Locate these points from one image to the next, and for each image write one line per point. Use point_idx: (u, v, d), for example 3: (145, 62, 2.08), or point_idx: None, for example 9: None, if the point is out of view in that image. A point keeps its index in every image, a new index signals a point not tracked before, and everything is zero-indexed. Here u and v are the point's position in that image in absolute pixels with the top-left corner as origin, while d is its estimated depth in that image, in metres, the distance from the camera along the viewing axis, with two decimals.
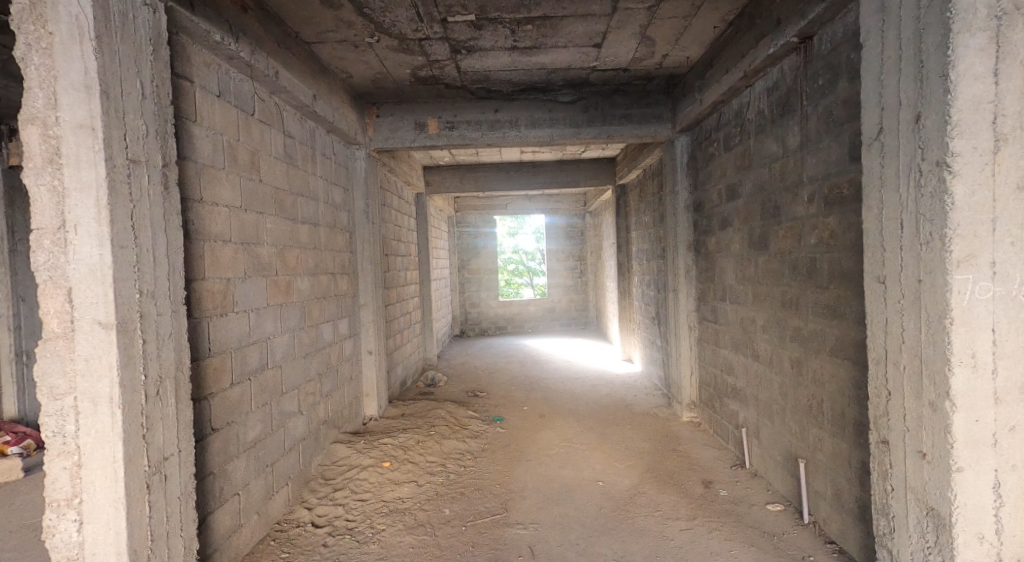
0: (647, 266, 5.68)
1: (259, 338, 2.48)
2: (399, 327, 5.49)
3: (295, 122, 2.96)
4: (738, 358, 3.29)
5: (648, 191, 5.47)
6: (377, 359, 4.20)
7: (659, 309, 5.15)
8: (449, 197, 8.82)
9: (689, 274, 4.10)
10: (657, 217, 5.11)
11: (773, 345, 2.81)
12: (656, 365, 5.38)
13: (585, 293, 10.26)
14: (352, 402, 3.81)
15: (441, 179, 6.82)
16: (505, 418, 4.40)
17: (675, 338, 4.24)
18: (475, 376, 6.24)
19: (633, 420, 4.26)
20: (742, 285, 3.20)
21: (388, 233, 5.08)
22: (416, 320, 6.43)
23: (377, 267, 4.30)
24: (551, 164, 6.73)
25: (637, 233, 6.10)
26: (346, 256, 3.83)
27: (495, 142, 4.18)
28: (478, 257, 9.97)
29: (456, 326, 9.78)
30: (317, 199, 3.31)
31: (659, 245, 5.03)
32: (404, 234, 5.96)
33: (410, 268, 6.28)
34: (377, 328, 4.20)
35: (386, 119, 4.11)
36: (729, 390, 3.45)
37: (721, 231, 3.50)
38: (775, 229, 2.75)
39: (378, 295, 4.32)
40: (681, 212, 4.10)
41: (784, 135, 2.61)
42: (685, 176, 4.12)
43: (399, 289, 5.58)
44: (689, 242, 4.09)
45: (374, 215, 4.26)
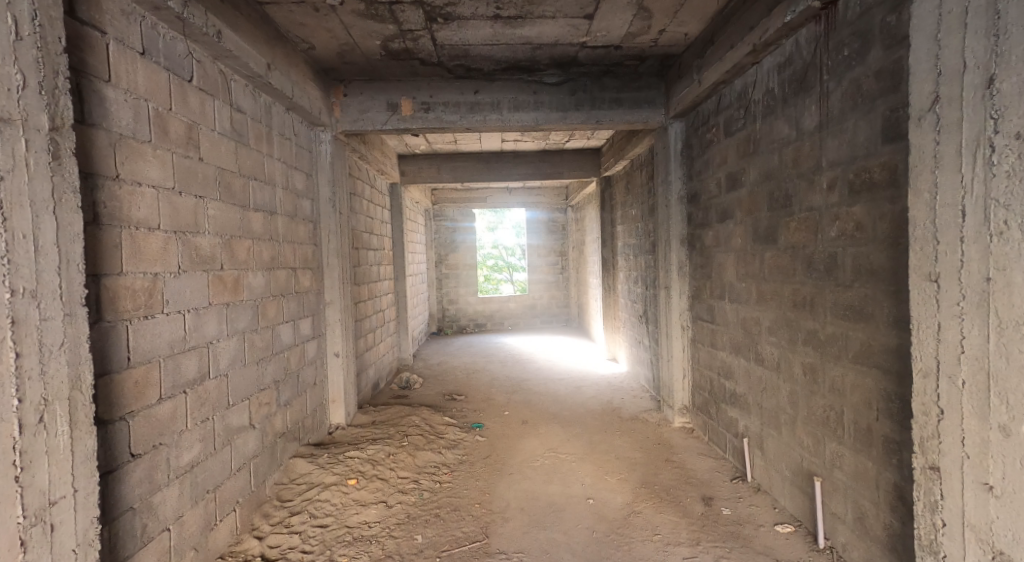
0: (634, 262, 5.41)
1: (198, 343, 2.13)
2: (370, 326, 5.13)
3: (245, 95, 2.60)
4: (738, 361, 3.03)
5: (636, 182, 5.20)
6: (345, 362, 3.85)
7: (647, 308, 4.88)
8: (426, 188, 8.47)
9: (682, 270, 3.83)
10: (646, 210, 4.83)
11: (781, 349, 2.55)
12: (644, 366, 5.12)
13: (566, 289, 9.99)
14: (315, 410, 3.46)
15: (417, 168, 6.46)
16: (485, 425, 4.08)
17: (666, 338, 3.98)
18: (453, 378, 5.91)
19: (621, 426, 3.99)
20: (743, 283, 2.93)
21: (358, 225, 4.73)
22: (390, 318, 6.08)
23: (345, 262, 3.95)
24: (534, 154, 6.42)
25: (624, 227, 5.83)
26: (309, 249, 3.47)
27: (475, 127, 3.86)
28: (456, 252, 9.63)
29: (432, 324, 9.42)
30: (274, 185, 2.95)
31: (649, 240, 4.77)
32: (377, 227, 5.59)
33: (384, 263, 5.92)
34: (345, 328, 3.85)
35: (355, 99, 3.75)
36: (727, 396, 3.19)
37: (720, 224, 3.23)
38: (785, 221, 2.48)
39: (347, 292, 3.97)
40: (674, 204, 3.83)
41: (798, 114, 2.34)
42: (678, 165, 3.85)
43: (370, 285, 5.22)
44: (682, 236, 3.83)
45: (341, 205, 3.91)
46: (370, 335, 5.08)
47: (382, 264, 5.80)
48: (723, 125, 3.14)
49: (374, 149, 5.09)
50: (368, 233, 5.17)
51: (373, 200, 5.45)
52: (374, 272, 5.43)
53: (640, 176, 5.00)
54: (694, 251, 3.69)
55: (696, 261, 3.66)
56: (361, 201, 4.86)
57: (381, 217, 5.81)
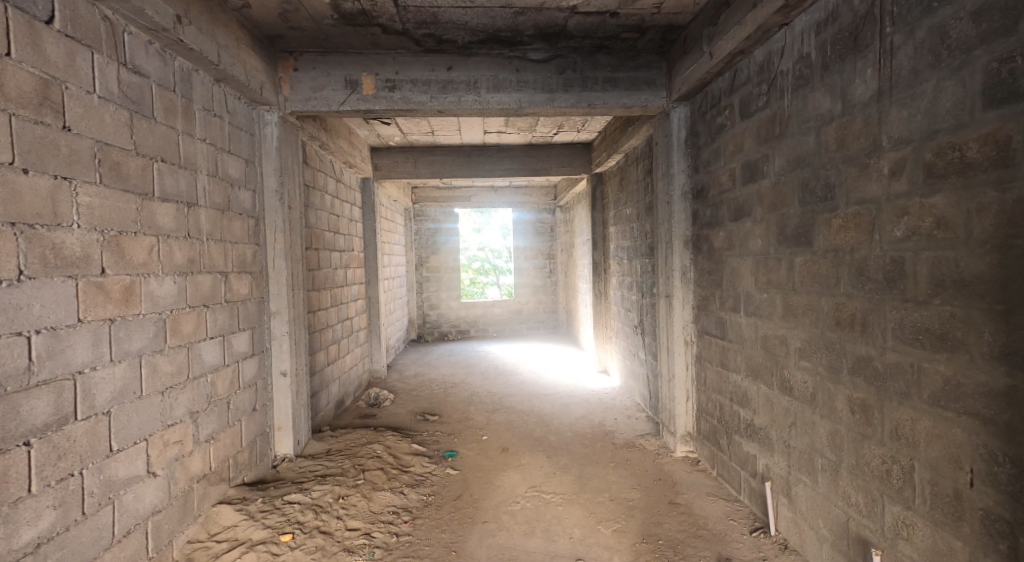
0: (629, 266, 4.91)
1: (57, 374, 1.71)
2: (332, 336, 4.59)
3: (148, 55, 2.08)
4: (754, 386, 2.54)
5: (631, 177, 4.71)
6: (296, 380, 3.32)
7: (644, 319, 4.39)
8: (404, 184, 7.93)
9: (686, 277, 3.33)
10: (642, 208, 4.34)
11: (816, 377, 2.06)
12: (639, 381, 4.62)
13: (554, 294, 9.49)
14: (252, 441, 2.93)
15: (391, 162, 5.93)
16: (459, 454, 3.55)
17: (666, 354, 3.48)
18: (429, 392, 5.38)
19: (615, 455, 3.48)
20: (763, 295, 2.44)
21: (317, 224, 4.19)
22: (360, 326, 5.54)
23: (296, 265, 3.43)
24: (519, 148, 5.91)
25: (617, 228, 5.33)
26: (246, 249, 2.94)
27: (448, 110, 3.34)
28: (438, 254, 9.10)
29: (412, 330, 8.87)
30: (195, 171, 2.43)
31: (645, 242, 4.28)
32: (343, 225, 5.04)
33: (353, 266, 5.38)
34: (294, 342, 3.32)
35: (307, 74, 3.22)
36: (740, 427, 2.71)
37: (732, 223, 2.74)
38: (823, 219, 1.99)
39: (298, 300, 3.44)
40: (676, 200, 3.33)
41: (847, 82, 1.85)
42: (682, 156, 3.34)
43: (333, 291, 4.68)
44: (686, 238, 3.33)
45: (293, 200, 3.38)
46: (331, 346, 4.53)
47: (349, 267, 5.26)
48: (737, 107, 2.65)
49: (339, 138, 4.56)
50: (330, 232, 4.63)
51: (339, 195, 4.91)
52: (339, 276, 4.89)
53: (636, 170, 4.51)
54: (700, 254, 3.19)
55: (703, 267, 3.17)
56: (320, 195, 4.32)
57: (349, 215, 5.27)
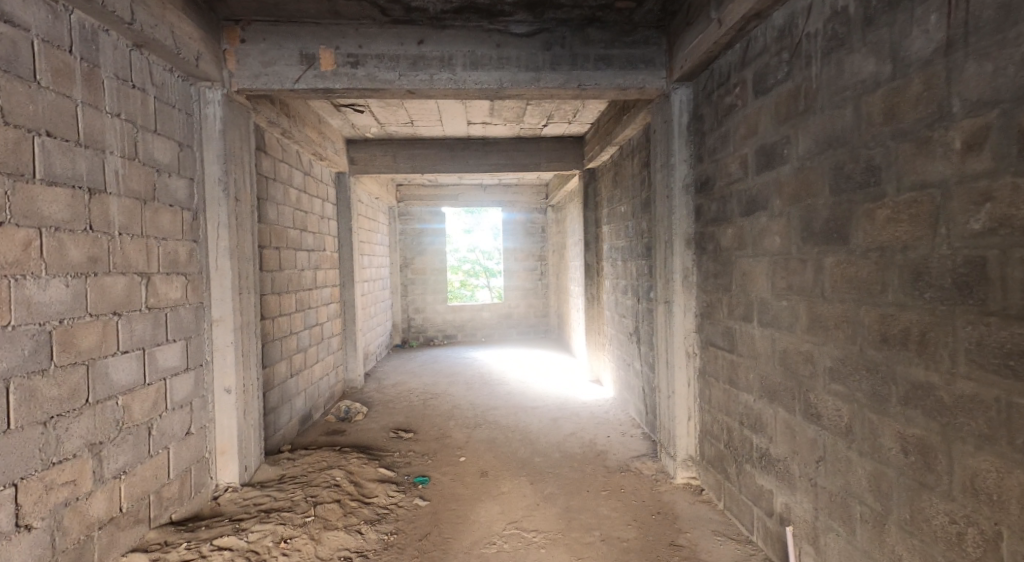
0: (624, 270, 4.52)
1: None
2: (296, 344, 4.18)
3: (27, 4, 1.80)
4: (770, 410, 2.16)
5: (626, 172, 4.32)
6: (242, 397, 2.92)
7: (640, 328, 4.01)
8: (387, 181, 7.54)
9: (687, 280, 2.95)
10: (639, 205, 3.96)
11: (852, 405, 1.68)
12: (635, 395, 4.22)
13: (546, 298, 9.09)
14: (184, 470, 2.53)
15: (369, 155, 5.53)
16: (431, 480, 3.15)
17: (664, 367, 3.09)
18: (406, 405, 4.97)
19: (607, 480, 3.09)
20: (782, 303, 2.06)
21: (274, 221, 3.78)
22: (332, 332, 5.13)
23: (247, 266, 3.02)
24: (506, 142, 5.54)
25: (610, 227, 4.95)
26: (179, 247, 2.54)
27: (420, 90, 2.94)
28: (424, 255, 8.69)
29: (396, 335, 8.46)
30: (101, 152, 2.05)
31: (642, 242, 3.90)
32: (312, 223, 4.63)
33: (325, 267, 4.98)
34: (241, 354, 2.91)
35: (256, 46, 2.81)
36: (750, 456, 2.33)
37: (743, 218, 2.35)
38: (864, 210, 1.61)
39: (250, 306, 3.04)
40: (677, 194, 2.94)
41: (907, 36, 1.47)
42: (684, 144, 2.94)
43: (299, 294, 4.27)
44: (688, 236, 2.94)
45: (242, 192, 2.98)
46: (294, 354, 4.12)
47: (320, 268, 4.85)
48: (750, 82, 2.27)
49: (305, 126, 4.16)
50: (296, 230, 4.23)
51: (307, 190, 4.51)
52: (307, 277, 4.49)
53: (631, 164, 4.13)
54: (705, 255, 2.80)
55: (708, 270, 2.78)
56: (280, 188, 3.92)
57: (320, 212, 4.86)
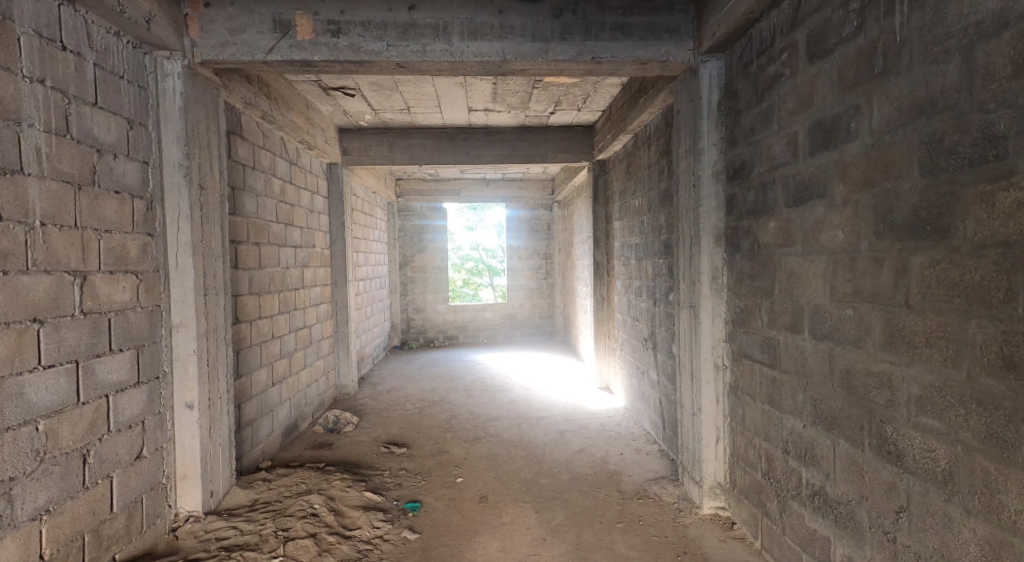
0: (638, 269, 4.15)
1: None
2: (279, 349, 3.83)
3: None
4: (825, 440, 1.80)
5: (641, 162, 3.96)
6: (207, 412, 2.57)
7: (656, 334, 3.65)
8: (386, 173, 7.18)
9: (716, 282, 2.58)
10: (656, 197, 3.59)
11: (957, 449, 1.35)
12: (650, 407, 3.86)
13: (551, 298, 8.71)
14: (133, 501, 2.18)
15: (363, 145, 5.18)
16: (423, 505, 2.80)
17: (688, 381, 2.72)
18: (401, 414, 4.62)
19: (623, 510, 2.72)
20: (844, 312, 1.69)
21: (253, 214, 3.43)
22: (322, 335, 4.78)
23: (216, 265, 2.67)
24: (510, 131, 5.18)
25: (622, 224, 4.58)
26: (128, 242, 2.19)
27: (411, 63, 2.58)
28: (424, 253, 8.33)
29: (394, 336, 8.10)
30: (14, 123, 1.77)
31: (660, 239, 3.53)
32: (299, 217, 4.28)
33: (314, 265, 4.63)
34: (206, 363, 2.56)
35: (223, 12, 2.45)
36: (796, 492, 1.97)
37: (790, 209, 1.98)
38: (978, 191, 1.30)
39: (219, 309, 2.69)
40: (705, 182, 2.56)
41: None
42: (714, 125, 2.55)
43: (283, 294, 3.92)
44: (717, 231, 2.57)
45: (209, 180, 2.62)
46: (276, 360, 3.77)
47: (309, 266, 4.50)
48: (802, 45, 1.89)
49: (290, 110, 3.81)
50: (280, 224, 3.88)
51: (292, 180, 4.16)
52: (294, 276, 4.14)
53: (648, 153, 3.76)
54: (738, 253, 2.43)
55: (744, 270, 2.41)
56: (261, 178, 3.57)
57: (308, 205, 4.51)
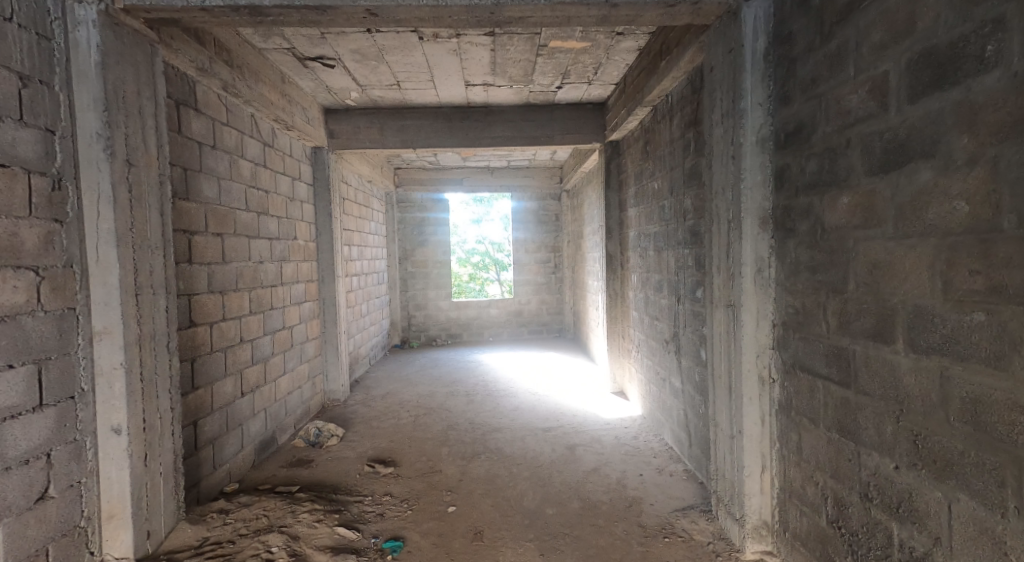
0: (657, 261, 3.67)
1: None
2: (251, 354, 3.39)
3: None
4: (937, 494, 1.36)
5: (661, 138, 3.47)
6: (143, 437, 2.13)
7: (683, 336, 3.17)
8: (382, 160, 6.72)
9: (762, 276, 2.09)
10: (680, 177, 3.11)
11: None
12: (673, 419, 3.38)
13: (560, 293, 8.23)
14: (32, 552, 1.83)
15: (352, 128, 4.73)
16: (404, 545, 2.37)
17: (726, 397, 2.24)
18: (394, 425, 4.17)
19: (647, 553, 2.25)
20: (975, 319, 1.28)
21: (213, 199, 2.99)
22: (306, 337, 4.34)
23: (155, 259, 2.22)
24: (513, 110, 4.72)
25: (639, 211, 4.09)
26: (20, 231, 1.82)
27: (384, 9, 2.11)
28: (424, 246, 7.87)
29: (394, 334, 7.65)
30: None
31: (686, 225, 3.05)
32: (277, 205, 3.84)
33: (296, 259, 4.18)
34: (140, 378, 2.12)
35: None
36: (884, 554, 1.51)
37: (877, 178, 1.49)
38: None
39: (160, 312, 2.24)
40: (747, 152, 2.07)
41: None
42: (758, 80, 2.05)
43: (256, 292, 3.48)
44: (763, 212, 2.08)
45: (143, 154, 2.17)
46: (247, 367, 3.33)
47: (289, 260, 4.06)
48: None
49: (259, 82, 3.36)
50: (251, 213, 3.44)
51: (267, 164, 3.71)
52: (270, 272, 3.70)
53: (670, 127, 3.27)
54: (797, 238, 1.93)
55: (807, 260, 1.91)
56: (225, 159, 3.12)
57: (288, 193, 4.07)
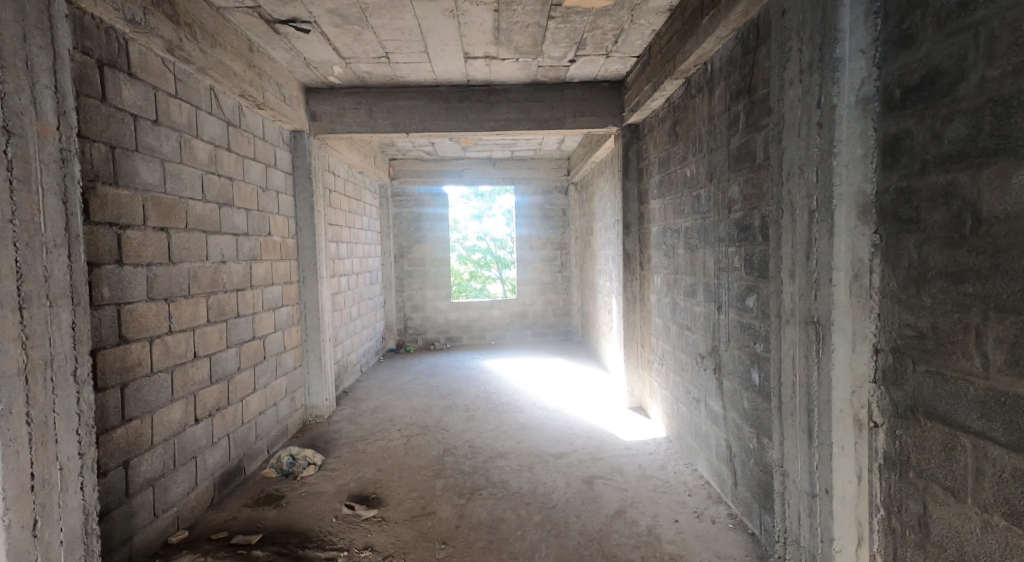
0: (689, 261, 3.13)
1: None
2: (210, 371, 2.86)
3: None
4: None
5: (697, 115, 2.92)
6: (31, 500, 1.63)
7: (728, 353, 2.62)
8: (374, 150, 6.18)
9: (860, 284, 1.54)
10: (725, 160, 2.57)
11: None
12: (710, 449, 2.85)
13: (567, 294, 7.67)
14: None
15: (337, 109, 4.20)
16: None
17: (806, 444, 1.71)
18: (383, 448, 3.64)
19: None
20: None
21: (156, 187, 2.46)
22: (283, 347, 3.81)
23: (52, 261, 1.70)
24: (519, 89, 4.18)
25: (665, 203, 3.55)
26: None
27: None
28: (422, 243, 7.33)
29: (390, 339, 7.13)
30: None
31: (734, 218, 2.50)
32: (245, 196, 3.31)
33: (270, 258, 3.65)
34: (24, 421, 1.61)
35: None
36: None
37: None
38: None
39: (62, 329, 1.74)
40: (842, 116, 1.53)
41: None
42: (858, 16, 1.51)
43: (217, 298, 2.96)
44: (864, 198, 1.54)
45: (29, 121, 1.64)
46: (205, 388, 2.80)
47: (261, 259, 3.52)
48: None
49: (216, 47, 2.82)
50: (210, 205, 2.91)
51: (232, 147, 3.17)
52: (236, 273, 3.17)
53: (711, 100, 2.72)
54: (930, 233, 1.39)
55: (942, 263, 1.37)
56: (173, 138, 2.59)
57: (260, 182, 3.53)
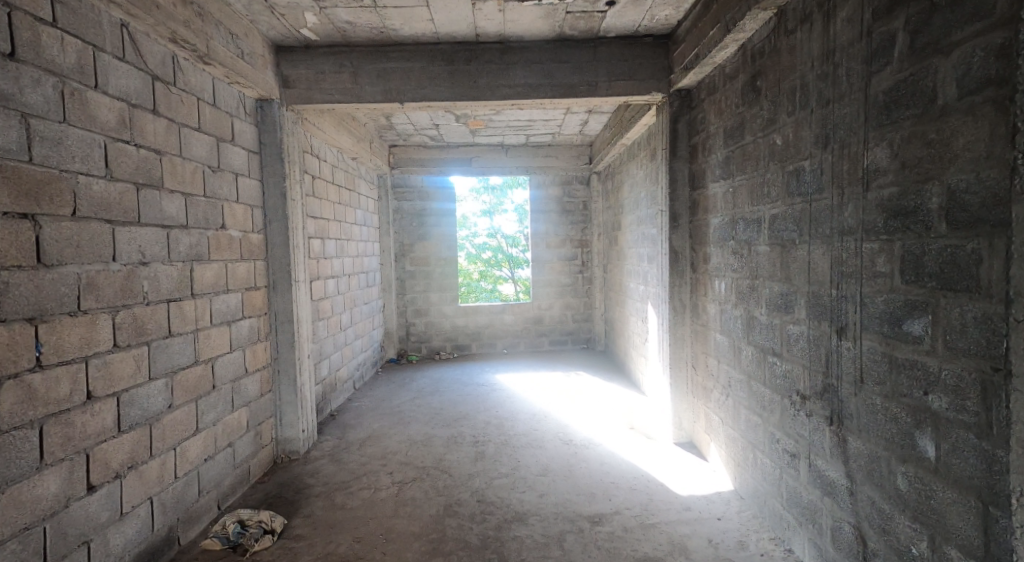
0: (780, 262, 2.27)
1: None
2: (119, 418, 2.06)
3: None
4: None
5: (799, 56, 2.06)
6: None
7: (860, 400, 1.77)
8: (370, 133, 5.35)
9: None
10: (864, 113, 1.72)
11: None
12: (819, 530, 2.01)
13: (588, 297, 6.82)
14: None
15: (314, 73, 3.37)
16: None
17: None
18: (369, 502, 2.82)
19: None
20: None
21: (10, 152, 1.73)
22: (243, 371, 3.00)
23: None
24: (541, 46, 3.34)
25: (734, 186, 2.69)
26: None
27: None
28: (427, 241, 6.51)
29: (389, 348, 6.32)
30: None
31: (885, 199, 1.65)
32: (184, 177, 2.51)
33: (224, 258, 2.85)
34: None
35: None
36: None
37: None
38: None
39: None
40: None
41: None
42: None
43: (137, 314, 2.17)
44: None
45: None
46: (107, 442, 2.00)
47: (210, 260, 2.70)
48: None
49: None
50: (122, 186, 2.11)
51: (161, 110, 2.36)
52: (169, 281, 2.37)
53: (831, 28, 1.87)
54: None
55: None
56: (47, 83, 1.83)
57: (208, 161, 2.73)
